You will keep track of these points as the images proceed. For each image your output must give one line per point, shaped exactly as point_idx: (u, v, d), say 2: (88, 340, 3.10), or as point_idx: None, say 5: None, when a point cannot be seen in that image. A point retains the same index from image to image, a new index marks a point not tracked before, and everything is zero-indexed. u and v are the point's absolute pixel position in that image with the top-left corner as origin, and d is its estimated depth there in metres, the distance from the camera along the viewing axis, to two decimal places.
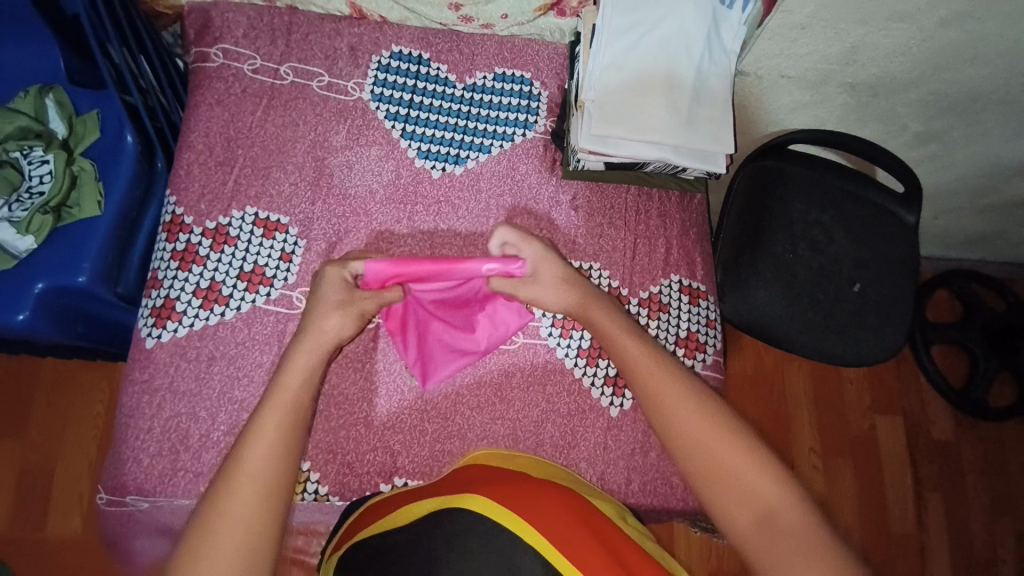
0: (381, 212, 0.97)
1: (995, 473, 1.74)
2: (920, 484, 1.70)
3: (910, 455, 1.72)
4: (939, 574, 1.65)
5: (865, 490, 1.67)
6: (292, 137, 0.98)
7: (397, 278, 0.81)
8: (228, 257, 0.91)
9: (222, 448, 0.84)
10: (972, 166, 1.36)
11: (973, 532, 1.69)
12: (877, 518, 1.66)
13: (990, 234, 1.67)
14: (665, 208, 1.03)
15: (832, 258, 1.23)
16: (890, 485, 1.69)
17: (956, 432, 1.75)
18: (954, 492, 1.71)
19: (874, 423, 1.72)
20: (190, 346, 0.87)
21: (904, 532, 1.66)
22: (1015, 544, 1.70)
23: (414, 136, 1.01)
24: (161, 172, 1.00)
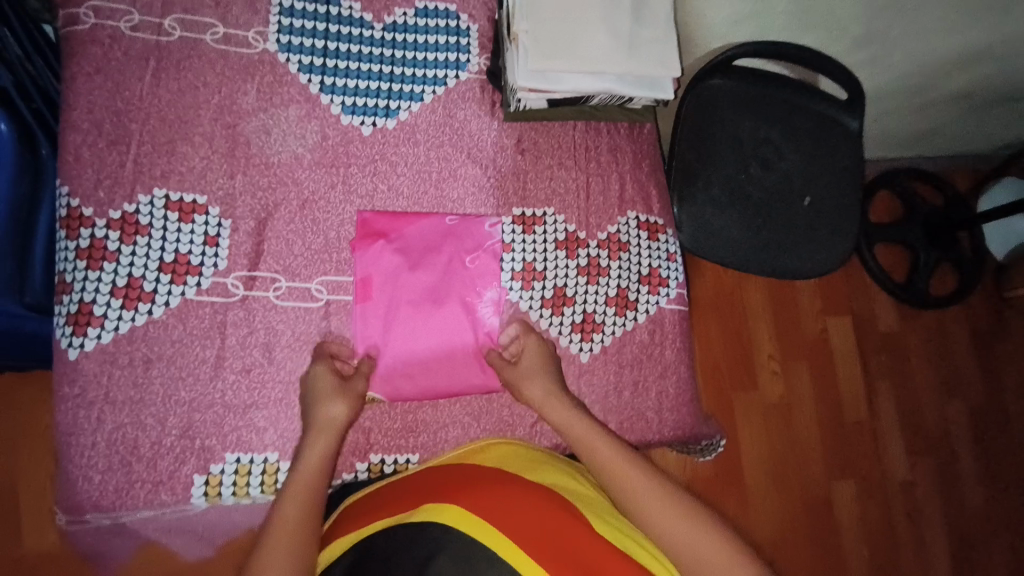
0: (311, 178, 0.89)
1: (936, 359, 1.87)
2: (871, 379, 1.82)
3: (861, 353, 1.82)
4: (891, 456, 1.79)
5: (822, 391, 1.78)
6: (195, 104, 0.87)
7: (374, 233, 0.88)
8: (144, 249, 0.82)
9: (178, 453, 0.79)
10: (911, 64, 1.35)
11: (920, 415, 1.83)
12: (834, 414, 1.78)
13: (926, 132, 1.70)
14: (615, 141, 0.98)
15: (783, 175, 1.22)
16: (845, 383, 1.80)
17: (901, 326, 1.86)
18: (901, 381, 1.84)
19: (827, 328, 1.81)
20: (120, 351, 0.79)
21: (859, 424, 1.79)
22: (956, 420, 1.85)
23: (335, 89, 0.91)
24: (49, 159, 0.88)
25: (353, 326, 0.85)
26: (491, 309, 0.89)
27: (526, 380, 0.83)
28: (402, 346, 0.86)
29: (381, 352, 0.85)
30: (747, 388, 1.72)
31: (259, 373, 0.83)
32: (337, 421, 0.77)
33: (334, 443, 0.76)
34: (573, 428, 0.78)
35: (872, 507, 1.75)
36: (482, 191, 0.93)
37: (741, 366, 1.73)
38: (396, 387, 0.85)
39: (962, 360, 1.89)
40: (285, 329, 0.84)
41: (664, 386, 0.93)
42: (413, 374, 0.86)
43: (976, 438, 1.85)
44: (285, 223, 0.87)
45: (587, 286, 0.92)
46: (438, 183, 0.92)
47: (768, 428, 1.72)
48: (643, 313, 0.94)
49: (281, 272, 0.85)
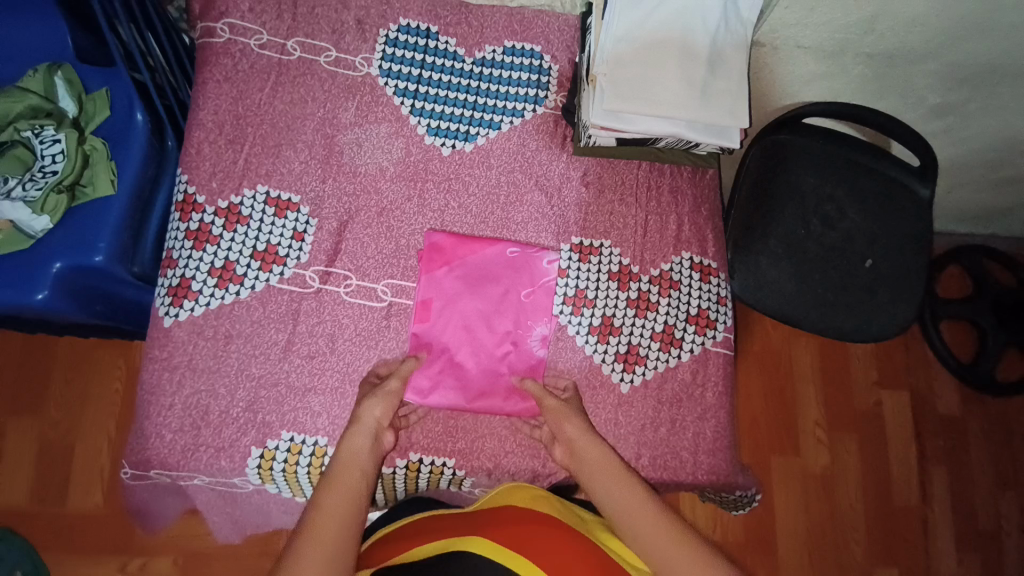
0: (391, 190, 0.97)
1: (999, 448, 1.76)
2: (924, 458, 1.72)
3: (916, 430, 1.73)
4: (940, 545, 1.68)
5: (869, 463, 1.70)
6: (301, 115, 0.97)
7: (442, 258, 0.94)
8: (241, 236, 0.91)
9: (241, 424, 0.86)
10: (991, 138, 1.33)
11: (976, 505, 1.72)
12: (881, 491, 1.69)
13: (1004, 208, 1.65)
14: (677, 184, 1.02)
15: (844, 235, 1.22)
16: (895, 459, 1.71)
17: (962, 407, 1.77)
18: (958, 466, 1.73)
19: (880, 398, 1.74)
20: (207, 324, 0.88)
21: (907, 505, 1.69)
22: (1018, 517, 1.73)
23: (423, 112, 1.00)
24: (172, 150, 0.99)
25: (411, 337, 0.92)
26: (540, 341, 0.93)
27: (568, 420, 0.83)
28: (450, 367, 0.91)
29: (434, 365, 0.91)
30: (789, 450, 1.67)
31: (322, 360, 0.89)
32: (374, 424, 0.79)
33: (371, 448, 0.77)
34: (610, 475, 0.76)
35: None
36: (545, 218, 0.98)
37: (784, 426, 1.68)
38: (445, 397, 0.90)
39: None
40: (350, 323, 0.91)
41: (702, 428, 0.93)
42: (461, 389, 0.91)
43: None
44: (364, 228, 0.95)
45: (635, 318, 0.95)
46: (505, 206, 0.98)
47: (808, 497, 1.65)
48: (688, 352, 0.95)
49: (353, 271, 0.93)
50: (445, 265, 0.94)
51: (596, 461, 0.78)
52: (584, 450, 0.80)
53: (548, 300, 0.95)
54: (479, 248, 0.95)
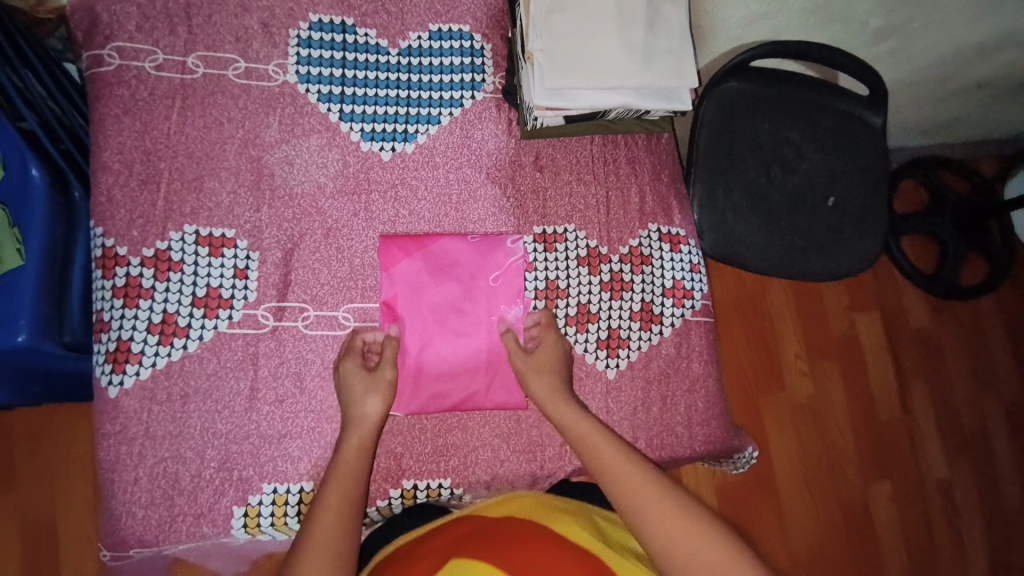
0: (334, 208, 0.89)
1: (972, 351, 1.83)
2: (902, 373, 1.78)
3: (892, 350, 1.78)
4: (928, 452, 1.76)
5: (851, 387, 1.74)
6: (219, 139, 0.88)
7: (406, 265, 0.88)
8: (177, 285, 0.83)
9: (217, 485, 0.80)
10: (933, 54, 1.32)
11: (957, 407, 1.79)
12: (865, 411, 1.74)
13: (950, 120, 1.66)
14: (634, 153, 0.97)
15: (805, 176, 1.20)
16: (874, 378, 1.76)
17: (932, 318, 1.82)
18: (935, 374, 1.80)
19: (855, 324, 1.77)
20: (158, 387, 0.81)
21: (892, 419, 1.75)
22: (996, 413, 1.81)
23: (354, 117, 0.92)
24: (80, 203, 0.90)
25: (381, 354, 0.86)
26: (517, 324, 0.89)
27: (533, 374, 0.83)
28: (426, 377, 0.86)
29: (410, 377, 0.85)
30: (777, 389, 1.70)
31: (292, 402, 0.84)
32: (377, 415, 0.78)
33: (371, 436, 0.77)
34: (582, 427, 0.78)
35: (907, 506, 1.72)
36: (502, 211, 0.93)
37: (769, 368, 1.71)
38: (428, 407, 0.85)
39: (999, 353, 1.84)
40: (315, 358, 0.85)
41: (694, 400, 0.91)
42: (443, 394, 0.86)
43: (1014, 431, 1.81)
44: (312, 253, 0.87)
45: (611, 302, 0.92)
46: (459, 205, 0.92)
47: (800, 431, 1.69)
48: (669, 326, 0.93)
49: (308, 301, 0.86)
50: (411, 270, 0.88)
51: (566, 417, 0.79)
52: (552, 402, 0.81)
53: (519, 279, 0.89)
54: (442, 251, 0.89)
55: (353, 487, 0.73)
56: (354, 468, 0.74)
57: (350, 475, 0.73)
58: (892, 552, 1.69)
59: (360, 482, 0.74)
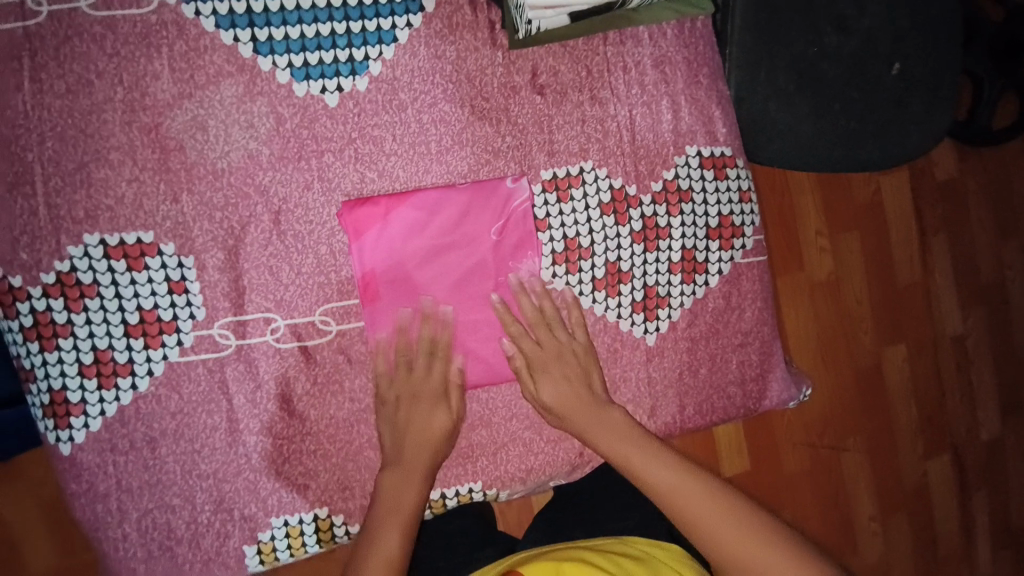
0: (279, 181, 0.68)
1: (1001, 199, 1.62)
2: (924, 233, 1.55)
3: (916, 209, 1.55)
4: (944, 312, 1.59)
5: (873, 256, 1.50)
6: (95, 107, 0.63)
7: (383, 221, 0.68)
8: (100, 314, 0.65)
9: (220, 527, 0.70)
10: None
11: (979, 261, 1.61)
12: (884, 275, 1.52)
13: None
14: (660, 50, 0.73)
15: (865, 37, 0.92)
16: (896, 244, 1.53)
17: (959, 167, 1.58)
18: (958, 230, 1.59)
19: (880, 187, 1.51)
20: (116, 437, 0.67)
21: (911, 284, 1.55)
22: (1014, 260, 1.64)
23: (275, 46, 0.66)
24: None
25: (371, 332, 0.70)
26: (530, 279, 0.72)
27: (582, 418, 0.70)
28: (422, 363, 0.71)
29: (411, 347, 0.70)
30: (796, 269, 1.45)
31: (283, 428, 0.70)
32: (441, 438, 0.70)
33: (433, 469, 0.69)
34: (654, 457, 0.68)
35: (922, 370, 1.57)
36: (496, 155, 0.71)
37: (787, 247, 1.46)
38: (439, 382, 0.71)
39: None
40: (298, 374, 0.70)
41: (747, 354, 0.80)
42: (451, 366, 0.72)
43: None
44: (262, 247, 0.68)
45: (645, 255, 0.75)
46: (440, 155, 0.70)
47: (818, 307, 1.47)
48: (716, 274, 0.77)
49: (273, 308, 0.69)
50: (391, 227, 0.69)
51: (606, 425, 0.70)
52: (571, 407, 0.71)
53: (526, 231, 0.71)
54: (423, 202, 0.69)
55: (406, 535, 0.64)
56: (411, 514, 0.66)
57: (405, 518, 0.65)
58: (903, 413, 1.55)
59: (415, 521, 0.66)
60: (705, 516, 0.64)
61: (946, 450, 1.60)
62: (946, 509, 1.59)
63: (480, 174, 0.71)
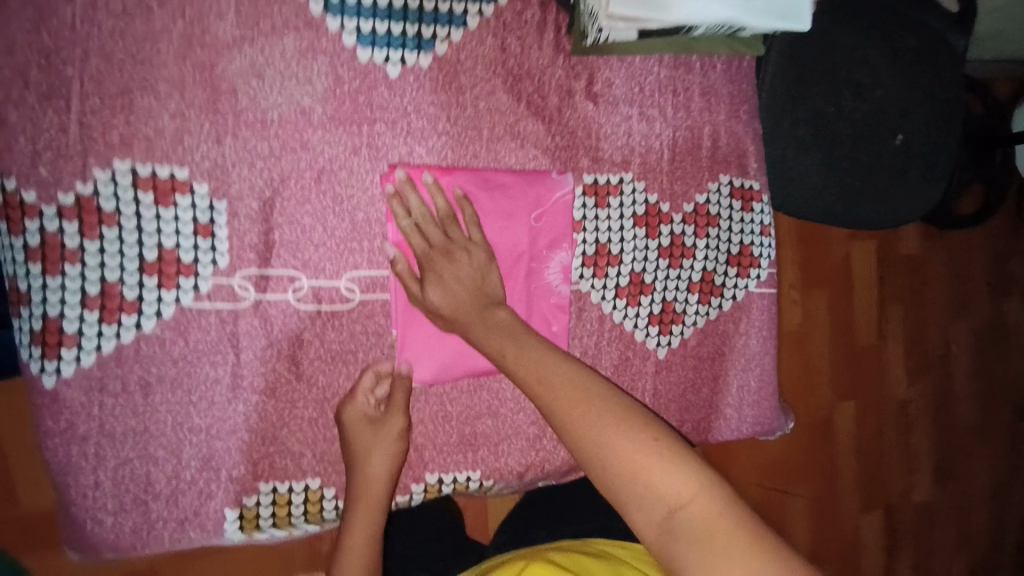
0: (326, 142, 0.67)
1: (955, 277, 1.76)
2: (886, 299, 1.66)
3: (882, 276, 1.66)
4: (895, 374, 1.70)
5: (838, 313, 1.59)
6: (150, 35, 0.61)
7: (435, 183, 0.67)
8: (116, 245, 0.62)
9: (202, 487, 0.67)
10: None
11: (929, 332, 1.73)
12: (844, 336, 1.61)
13: None
14: (709, 82, 0.77)
15: (876, 106, 1.00)
16: (860, 306, 1.63)
17: (923, 243, 1.71)
18: (916, 299, 1.71)
19: (851, 253, 1.60)
20: (109, 376, 0.64)
21: (868, 344, 1.65)
22: (956, 338, 1.77)
23: (346, 8, 0.66)
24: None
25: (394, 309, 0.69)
26: (560, 275, 0.72)
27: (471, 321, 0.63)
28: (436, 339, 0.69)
29: (431, 329, 0.69)
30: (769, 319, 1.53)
31: (287, 391, 0.68)
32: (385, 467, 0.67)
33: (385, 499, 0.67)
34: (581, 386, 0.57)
35: (869, 424, 1.67)
36: (544, 153, 0.73)
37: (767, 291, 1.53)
38: (454, 371, 0.71)
39: (976, 278, 1.78)
40: (313, 338, 0.68)
41: (745, 380, 0.82)
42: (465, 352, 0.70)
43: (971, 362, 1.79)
44: (298, 205, 0.67)
45: (668, 271, 0.77)
46: (491, 143, 0.71)
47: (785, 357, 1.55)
48: (729, 300, 0.80)
49: (300, 268, 0.67)
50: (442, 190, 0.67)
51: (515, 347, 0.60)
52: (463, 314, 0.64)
53: (565, 224, 0.72)
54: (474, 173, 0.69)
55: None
56: (363, 541, 0.66)
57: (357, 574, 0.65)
58: (847, 466, 1.64)
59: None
60: (615, 437, 0.51)
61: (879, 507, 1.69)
62: (874, 561, 1.68)
63: (527, 167, 0.72)
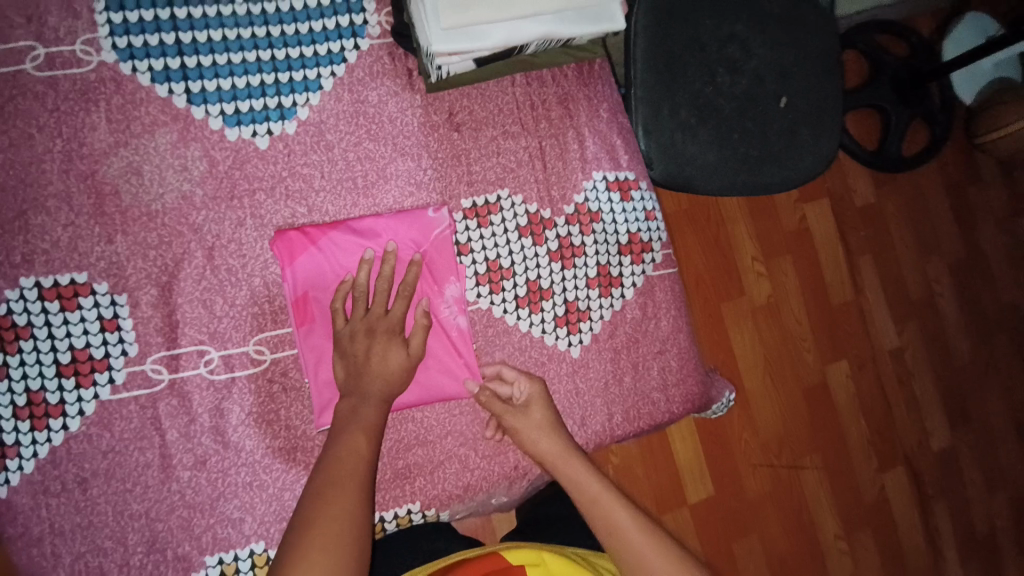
0: (211, 219, 0.71)
1: (921, 219, 1.62)
2: (852, 254, 1.55)
3: (841, 232, 1.54)
4: (883, 331, 1.56)
5: (807, 279, 1.49)
6: (34, 158, 0.67)
7: (316, 247, 0.73)
8: (34, 355, 0.66)
9: (153, 570, 0.69)
10: None
11: (907, 278, 1.59)
12: (820, 294, 1.50)
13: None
14: (564, 90, 0.82)
15: (755, 77, 0.92)
16: (829, 268, 1.52)
17: (877, 193, 1.58)
18: (883, 248, 1.58)
19: (806, 214, 1.51)
20: (48, 479, 0.67)
21: (845, 301, 1.53)
22: (938, 273, 1.62)
23: (207, 96, 0.71)
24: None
25: (303, 365, 0.73)
26: (456, 305, 0.77)
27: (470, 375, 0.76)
28: None
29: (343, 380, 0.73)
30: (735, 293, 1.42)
31: (217, 461, 0.71)
32: (361, 457, 0.63)
33: (364, 493, 0.61)
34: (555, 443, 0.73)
35: (868, 384, 1.53)
36: (419, 187, 0.77)
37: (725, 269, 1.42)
38: None
39: (944, 216, 1.64)
40: (233, 405, 0.72)
41: (666, 360, 0.85)
42: None
43: (963, 294, 1.64)
44: (196, 282, 0.71)
45: (563, 272, 0.81)
46: (366, 189, 0.76)
47: (762, 331, 1.43)
48: (631, 287, 0.84)
49: (207, 340, 0.71)
50: (325, 251, 0.73)
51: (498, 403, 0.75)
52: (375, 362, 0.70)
53: (449, 253, 0.77)
54: (353, 229, 0.74)
55: (343, 550, 0.55)
56: (348, 493, 0.60)
57: (338, 532, 0.56)
58: (856, 431, 1.50)
59: (360, 535, 0.57)
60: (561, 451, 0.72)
61: (899, 460, 1.54)
62: (914, 531, 1.52)
63: (405, 205, 0.77)
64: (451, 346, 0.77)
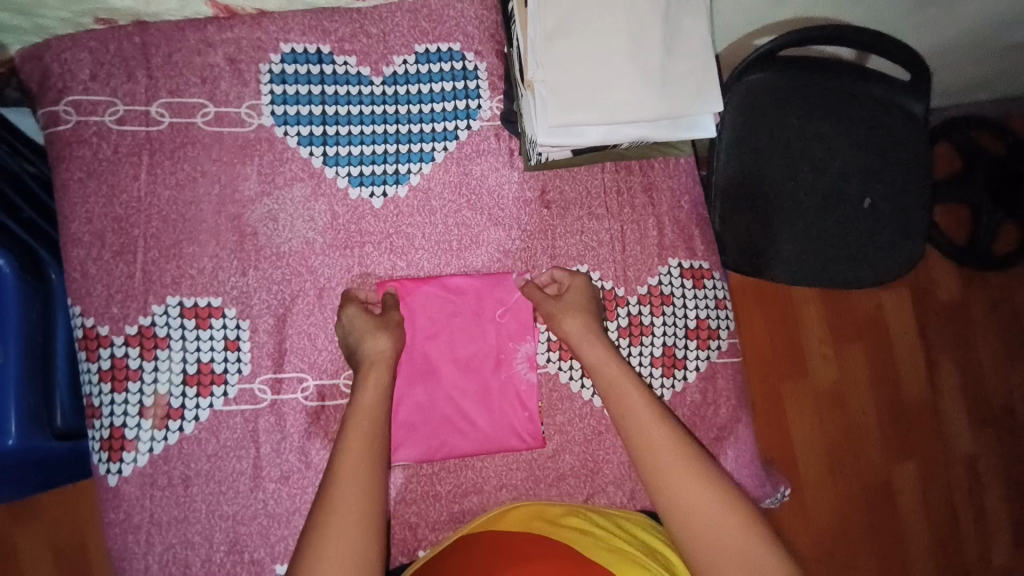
0: (326, 264, 0.82)
1: (1010, 324, 1.53)
2: (930, 353, 1.48)
3: (920, 329, 1.48)
4: (957, 439, 1.47)
5: (876, 370, 1.44)
6: (194, 198, 0.80)
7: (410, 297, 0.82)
8: (166, 363, 0.78)
9: (229, 568, 0.77)
10: (989, 45, 1.15)
11: (988, 384, 1.50)
12: (890, 390, 1.44)
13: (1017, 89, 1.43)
14: (650, 179, 0.89)
15: (838, 174, 0.95)
16: (903, 365, 1.46)
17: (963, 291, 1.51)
18: (963, 349, 1.50)
19: (882, 302, 1.46)
20: (158, 472, 0.77)
21: (917, 401, 1.46)
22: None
23: (340, 159, 0.83)
24: (58, 283, 0.82)
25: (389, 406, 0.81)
26: (527, 362, 0.84)
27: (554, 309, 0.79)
28: (424, 427, 0.81)
29: (421, 421, 0.81)
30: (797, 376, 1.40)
31: (299, 478, 0.79)
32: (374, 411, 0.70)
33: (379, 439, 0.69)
34: (631, 398, 0.72)
35: (935, 493, 1.44)
36: (507, 255, 0.86)
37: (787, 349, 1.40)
38: (439, 451, 0.81)
39: None
40: (319, 431, 0.80)
41: (722, 448, 0.86)
42: (450, 437, 0.82)
43: None
44: (306, 317, 0.81)
45: (631, 348, 0.86)
46: (460, 252, 0.85)
47: (823, 419, 1.40)
48: (694, 370, 0.87)
49: (306, 370, 0.81)
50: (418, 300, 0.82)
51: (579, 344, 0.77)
52: None
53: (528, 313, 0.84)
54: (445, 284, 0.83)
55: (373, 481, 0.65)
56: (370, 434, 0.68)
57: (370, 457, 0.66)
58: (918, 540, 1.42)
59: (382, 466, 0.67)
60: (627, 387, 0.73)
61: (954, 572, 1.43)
62: None
63: (493, 269, 0.85)
64: (519, 399, 0.83)
